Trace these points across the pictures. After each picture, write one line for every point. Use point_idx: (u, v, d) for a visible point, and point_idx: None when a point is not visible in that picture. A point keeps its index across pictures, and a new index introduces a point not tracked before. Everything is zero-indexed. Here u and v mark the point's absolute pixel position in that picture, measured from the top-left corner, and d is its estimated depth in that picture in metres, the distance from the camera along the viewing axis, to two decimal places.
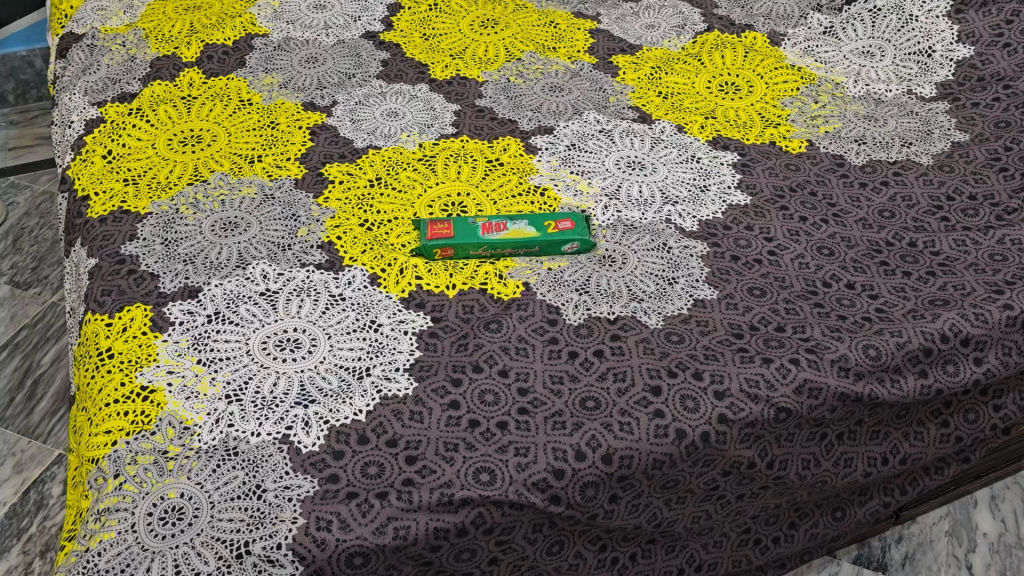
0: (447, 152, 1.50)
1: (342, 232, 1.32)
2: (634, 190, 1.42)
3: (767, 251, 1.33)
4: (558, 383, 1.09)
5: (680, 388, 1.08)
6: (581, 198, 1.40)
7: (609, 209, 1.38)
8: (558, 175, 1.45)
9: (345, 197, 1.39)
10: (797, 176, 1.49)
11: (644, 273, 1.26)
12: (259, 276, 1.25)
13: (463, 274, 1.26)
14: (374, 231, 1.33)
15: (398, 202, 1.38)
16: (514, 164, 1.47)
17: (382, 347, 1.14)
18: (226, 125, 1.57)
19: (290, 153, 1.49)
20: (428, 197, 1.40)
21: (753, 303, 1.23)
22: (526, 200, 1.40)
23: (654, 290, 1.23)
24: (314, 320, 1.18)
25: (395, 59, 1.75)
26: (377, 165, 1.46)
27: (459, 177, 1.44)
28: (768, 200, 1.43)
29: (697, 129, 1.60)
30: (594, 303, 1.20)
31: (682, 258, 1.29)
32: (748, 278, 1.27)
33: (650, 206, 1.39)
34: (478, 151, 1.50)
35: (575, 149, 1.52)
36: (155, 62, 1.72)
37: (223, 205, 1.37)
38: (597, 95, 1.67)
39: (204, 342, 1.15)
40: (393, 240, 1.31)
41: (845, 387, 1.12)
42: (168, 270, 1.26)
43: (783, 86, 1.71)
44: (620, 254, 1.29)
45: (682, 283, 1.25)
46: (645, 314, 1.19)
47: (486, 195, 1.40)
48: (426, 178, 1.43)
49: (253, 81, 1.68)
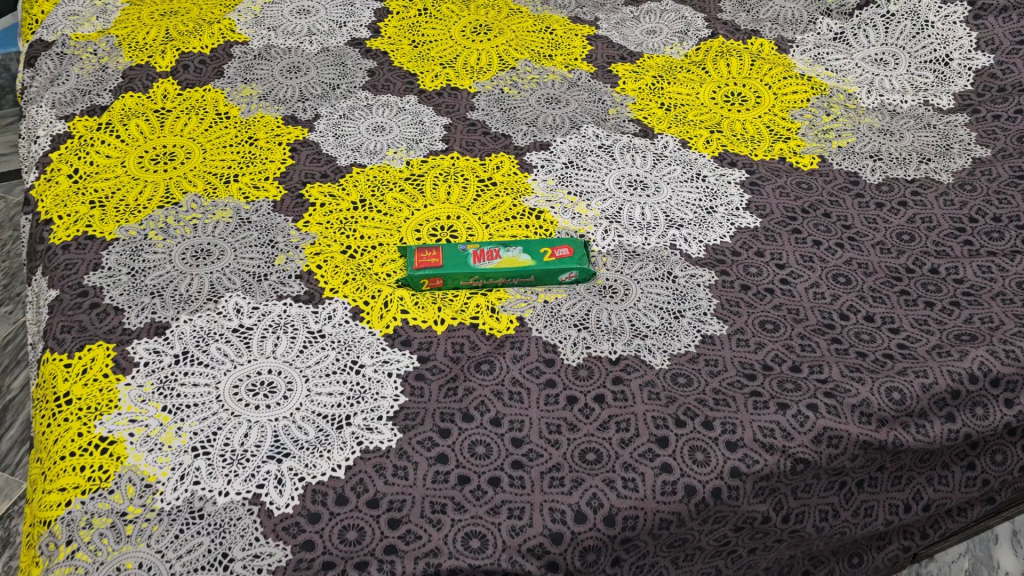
0: (436, 171, 1.40)
1: (323, 261, 1.23)
2: (636, 212, 1.33)
3: (779, 280, 1.24)
4: (556, 433, 1.00)
5: (688, 438, 0.99)
6: (580, 221, 1.31)
7: (610, 234, 1.28)
8: (554, 196, 1.36)
9: (326, 221, 1.30)
10: (809, 196, 1.40)
11: (647, 306, 1.17)
12: (231, 310, 1.15)
13: (453, 308, 1.16)
14: (356, 259, 1.23)
15: (382, 227, 1.29)
16: (507, 184, 1.38)
17: (365, 391, 1.05)
18: (201, 141, 1.47)
19: (268, 172, 1.39)
20: (415, 220, 1.30)
21: (766, 339, 1.14)
22: (520, 223, 1.30)
23: (659, 325, 1.14)
24: (291, 360, 1.09)
25: (382, 69, 1.65)
26: (361, 185, 1.37)
27: (449, 198, 1.35)
28: (779, 223, 1.34)
29: (702, 143, 1.51)
30: (594, 341, 1.11)
31: (688, 289, 1.20)
32: (760, 310, 1.18)
33: (653, 230, 1.30)
34: (470, 170, 1.41)
35: (573, 167, 1.43)
36: (128, 72, 1.63)
37: (196, 230, 1.28)
38: (596, 107, 1.58)
39: (170, 386, 1.06)
40: (377, 269, 1.22)
41: (868, 435, 1.03)
42: (134, 303, 1.17)
43: (792, 97, 1.62)
44: (621, 284, 1.20)
45: (689, 318, 1.16)
46: (649, 352, 1.10)
47: (477, 217, 1.31)
48: (414, 199, 1.34)
49: (231, 92, 1.58)
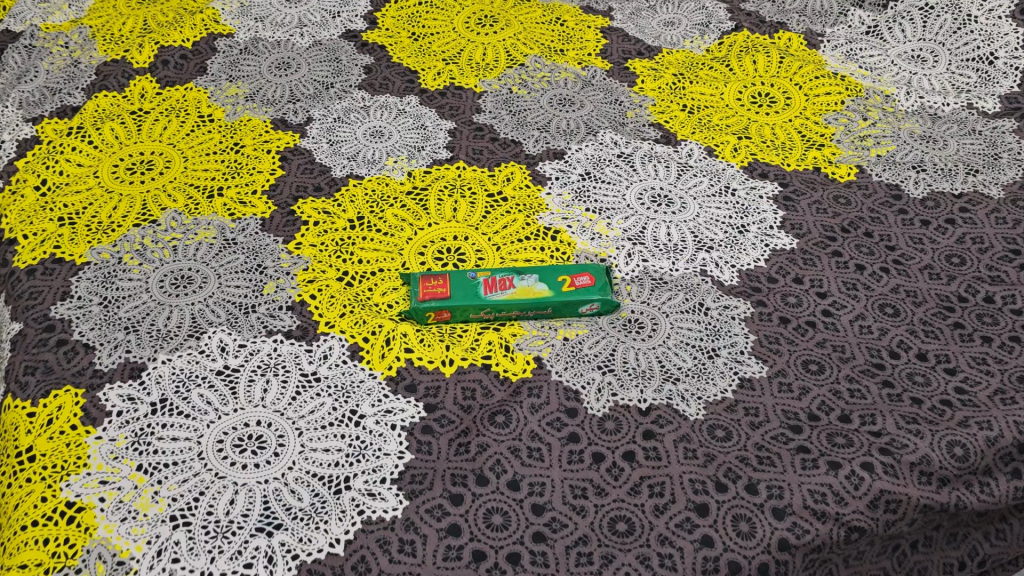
0: (441, 184, 1.28)
1: (317, 290, 1.11)
2: (662, 232, 1.21)
3: (821, 311, 1.13)
4: (582, 498, 0.89)
5: (731, 506, 0.88)
6: (600, 243, 1.19)
7: (634, 258, 1.17)
8: (571, 212, 1.24)
9: (321, 242, 1.17)
10: (848, 212, 1.29)
11: (678, 345, 1.05)
12: (216, 349, 1.03)
13: (463, 345, 1.05)
14: (354, 288, 1.11)
15: (383, 249, 1.17)
16: (519, 199, 1.26)
17: (365, 448, 0.93)
18: (183, 147, 1.34)
19: (255, 185, 1.26)
20: (419, 241, 1.18)
21: (810, 383, 1.03)
22: (534, 245, 1.18)
23: (691, 366, 1.03)
24: (282, 409, 0.97)
25: (379, 65, 1.52)
26: (358, 200, 1.24)
27: (456, 215, 1.22)
28: (817, 244, 1.22)
29: (730, 152, 1.38)
30: (621, 386, 1.00)
31: (722, 324, 1.09)
32: (802, 348, 1.07)
33: (681, 253, 1.18)
34: (478, 182, 1.28)
35: (591, 179, 1.30)
36: (102, 68, 1.49)
37: (176, 253, 1.15)
38: (613, 110, 1.45)
39: (145, 440, 0.94)
40: (378, 299, 1.10)
41: (928, 498, 0.93)
42: (106, 340, 1.04)
43: (825, 99, 1.49)
44: (648, 318, 1.08)
45: (724, 358, 1.04)
46: (682, 400, 0.99)
47: (487, 238, 1.19)
48: (417, 217, 1.22)
49: (215, 91, 1.45)
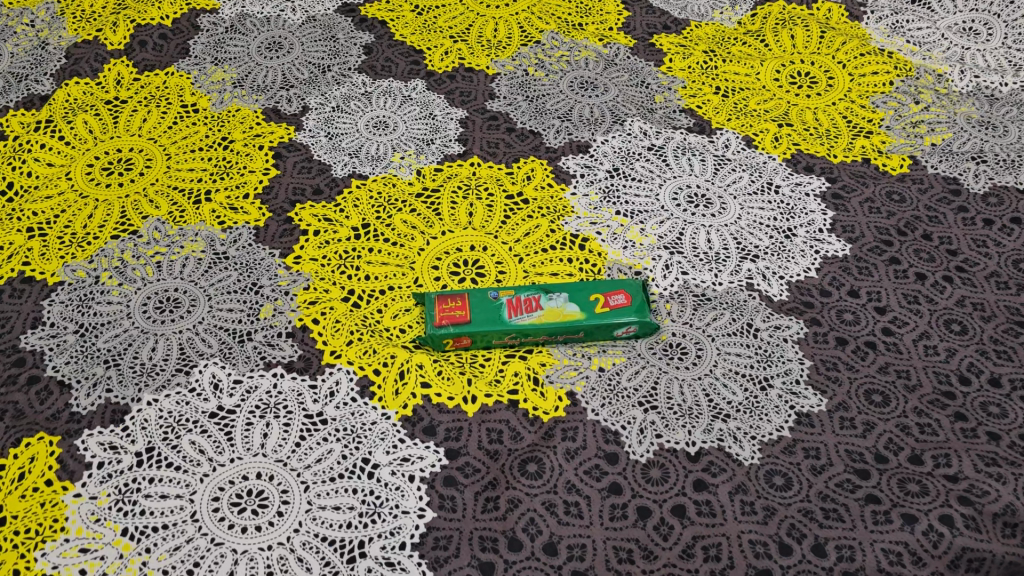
0: (453, 185, 1.15)
1: (320, 313, 0.99)
2: (701, 239, 1.09)
3: (880, 329, 1.01)
4: (628, 564, 0.79)
5: (797, 572, 0.79)
6: (634, 253, 1.07)
7: (672, 270, 1.05)
8: (599, 216, 1.12)
9: (322, 255, 1.05)
10: (903, 210, 1.17)
11: (726, 375, 0.94)
12: (208, 387, 0.92)
13: (486, 377, 0.93)
14: (362, 310, 0.99)
15: (392, 263, 1.05)
16: (541, 201, 1.13)
17: (380, 505, 0.83)
18: (165, 142, 1.20)
19: (247, 187, 1.14)
20: (431, 253, 1.06)
21: (875, 418, 0.92)
22: (560, 255, 1.06)
23: (742, 401, 0.92)
24: (284, 459, 0.86)
25: (380, 44, 1.37)
26: (363, 205, 1.12)
27: (472, 221, 1.10)
28: (872, 250, 1.11)
29: (770, 141, 1.25)
30: (667, 426, 0.89)
31: (773, 348, 0.97)
32: (864, 375, 0.96)
33: (724, 264, 1.06)
34: (494, 182, 1.16)
35: (619, 176, 1.17)
36: (73, 51, 1.34)
37: (160, 270, 1.02)
38: (639, 94, 1.31)
39: (131, 499, 0.83)
40: (389, 323, 0.98)
41: (1015, 554, 0.82)
42: (84, 377, 0.92)
43: (871, 80, 1.36)
44: (691, 343, 0.97)
45: (777, 389, 0.94)
46: (735, 441, 0.88)
47: (507, 248, 1.07)
48: (429, 224, 1.09)
49: (200, 77, 1.31)
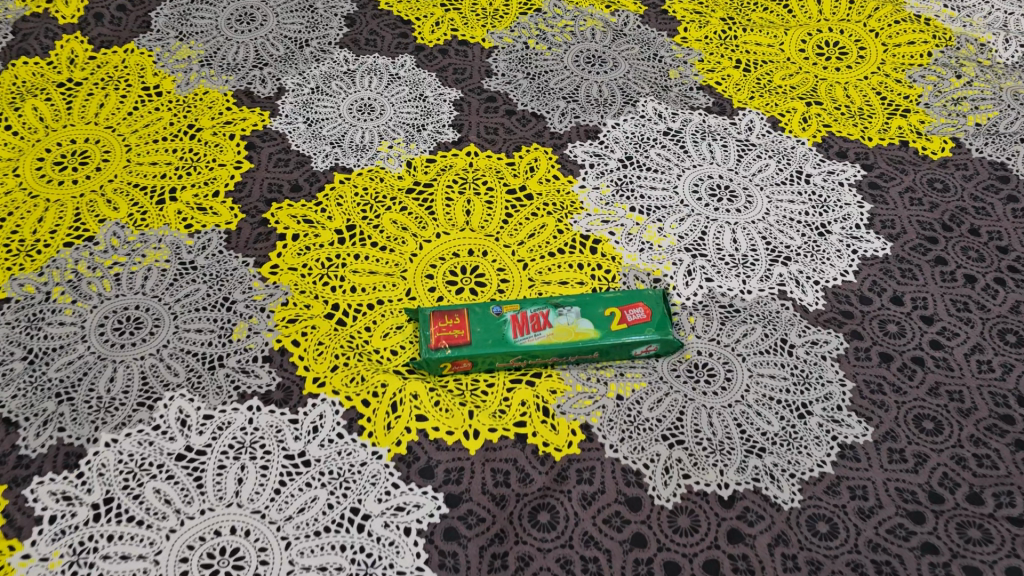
0: (448, 178, 1.03)
1: (301, 333, 0.88)
2: (726, 240, 0.98)
3: (928, 343, 0.91)
4: None
5: None
6: (652, 256, 0.96)
7: (695, 277, 0.94)
8: (612, 213, 1.00)
9: (302, 264, 0.93)
10: (947, 201, 1.05)
11: (759, 402, 0.84)
12: (174, 424, 0.81)
13: (490, 407, 0.83)
14: (348, 328, 0.88)
15: (381, 272, 0.93)
16: (546, 196, 1.01)
17: (371, 565, 0.73)
18: (124, 131, 1.07)
19: (217, 183, 1.01)
20: (425, 259, 0.95)
21: (927, 449, 0.82)
22: (569, 260, 0.95)
23: (779, 432, 0.82)
24: (262, 510, 0.76)
25: (363, 13, 1.23)
26: (347, 204, 1.00)
27: (470, 220, 0.98)
28: (915, 249, 1.00)
29: (799, 123, 1.13)
30: (695, 465, 0.79)
31: (811, 368, 0.87)
32: (912, 399, 0.86)
33: (752, 269, 0.95)
34: (493, 173, 1.04)
35: (633, 166, 1.05)
36: (20, 25, 1.20)
37: (119, 284, 0.91)
38: (652, 69, 1.18)
39: (87, 561, 0.73)
40: (379, 344, 0.87)
41: None
42: (33, 414, 0.81)
43: (906, 51, 1.23)
44: (719, 364, 0.86)
45: (816, 417, 0.83)
46: (772, 481, 0.78)
47: (510, 252, 0.95)
48: (422, 225, 0.98)
49: (162, 54, 1.17)
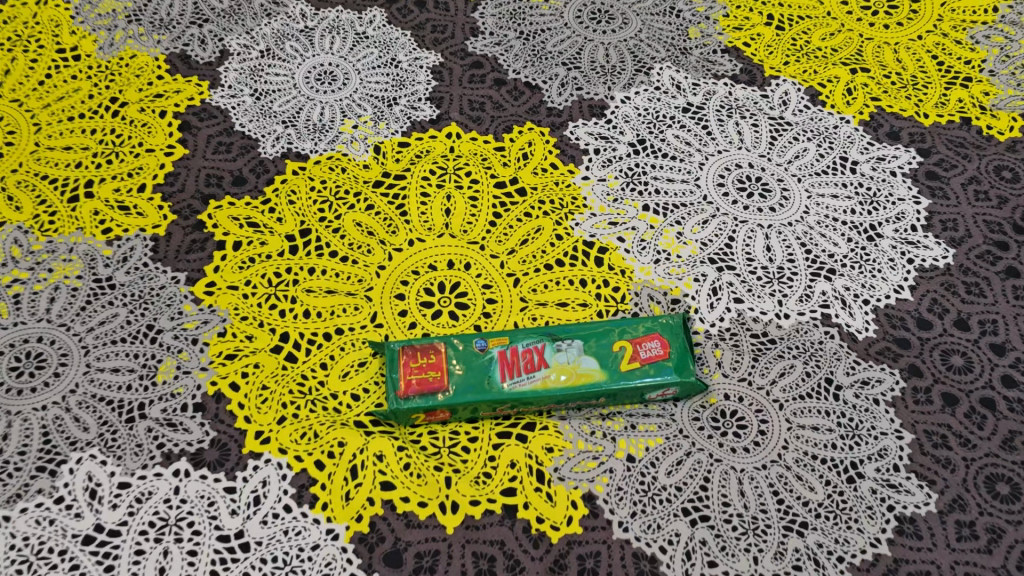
0: (423, 167, 0.85)
1: (241, 373, 0.72)
2: (758, 247, 0.81)
3: (1001, 380, 0.75)
4: None
5: None
6: (669, 270, 0.79)
7: (720, 297, 0.78)
8: (621, 213, 0.83)
9: (244, 281, 0.77)
10: (1020, 193, 0.88)
11: (800, 463, 0.69)
12: (81, 496, 0.66)
13: (472, 471, 0.68)
14: (300, 365, 0.72)
15: (341, 291, 0.77)
16: (542, 190, 0.84)
17: None
18: (31, 105, 0.88)
19: (143, 175, 0.84)
20: (395, 274, 0.78)
21: (1002, 522, 0.67)
22: (569, 276, 0.78)
23: (823, 502, 0.67)
24: None
25: None
26: (301, 201, 0.82)
27: (449, 223, 0.81)
28: (983, 256, 0.83)
29: (842, 95, 0.95)
30: (724, 550, 0.64)
31: (862, 416, 0.71)
32: (984, 455, 0.71)
33: (790, 286, 0.79)
34: (478, 161, 0.86)
35: (646, 152, 0.88)
36: None
37: (19, 310, 0.75)
38: (670, 28, 0.99)
39: None
40: (337, 387, 0.71)
41: None
42: None
43: (968, 5, 1.04)
44: (751, 413, 0.71)
45: (869, 482, 0.68)
46: (815, 569, 0.64)
47: (498, 265, 0.79)
48: (391, 229, 0.81)
49: (82, 6, 0.97)
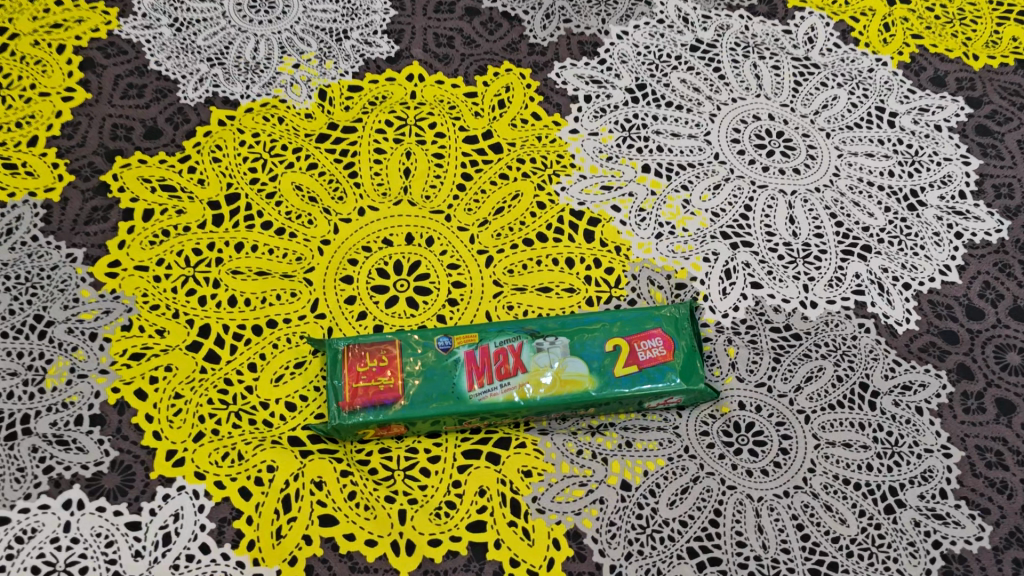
0: (378, 116, 0.70)
1: (149, 378, 0.58)
2: (779, 218, 0.68)
3: None
4: None
5: None
6: (673, 247, 0.66)
7: (735, 281, 0.65)
8: (616, 174, 0.69)
9: (156, 259, 0.62)
10: None
11: (829, 489, 0.57)
12: None
13: (432, 501, 0.56)
14: (222, 368, 0.59)
15: (275, 272, 0.63)
16: (522, 147, 0.70)
17: None
18: None
19: (34, 126, 0.68)
20: (342, 251, 0.64)
21: None
22: (552, 254, 0.65)
23: (856, 538, 0.56)
24: None
25: None
26: (228, 158, 0.67)
27: (409, 188, 0.67)
28: None
29: (878, 33, 0.79)
30: None
31: (903, 430, 0.60)
32: None
33: (818, 267, 0.66)
34: (444, 110, 0.71)
35: (646, 99, 0.73)
36: None
37: None
38: None
39: None
40: (269, 395, 0.58)
41: None
42: None
43: None
44: (771, 426, 0.59)
45: (911, 511, 0.57)
46: None
47: (467, 241, 0.65)
48: (337, 194, 0.66)
49: None
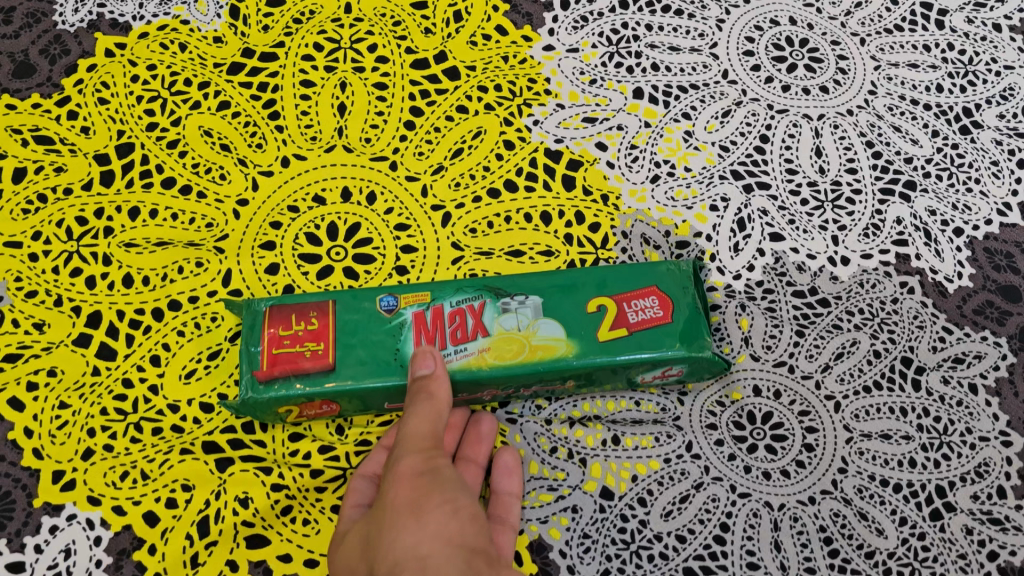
0: (305, 38, 0.56)
1: (27, 384, 0.48)
2: (803, 150, 0.55)
3: None
4: None
5: None
6: (671, 193, 0.54)
7: (749, 233, 0.53)
8: (602, 102, 0.56)
9: (31, 233, 0.50)
10: None
11: (863, 494, 0.47)
12: None
13: None
14: (117, 367, 0.48)
15: (177, 241, 0.51)
16: (484, 71, 0.56)
17: None
18: None
19: None
20: (263, 211, 0.52)
21: None
22: (523, 207, 0.52)
23: (896, 552, 0.46)
24: None
25: None
26: (117, 98, 0.54)
27: (344, 130, 0.54)
28: None
29: None
30: None
31: (953, 415, 0.49)
32: None
33: (851, 211, 0.54)
34: (387, 27, 0.57)
35: (639, 4, 0.59)
36: None
37: None
38: None
39: None
40: (178, 396, 0.48)
41: None
42: None
43: None
44: (793, 417, 0.49)
45: (961, 516, 0.47)
46: None
47: (418, 194, 0.53)
48: (254, 139, 0.53)
49: None
